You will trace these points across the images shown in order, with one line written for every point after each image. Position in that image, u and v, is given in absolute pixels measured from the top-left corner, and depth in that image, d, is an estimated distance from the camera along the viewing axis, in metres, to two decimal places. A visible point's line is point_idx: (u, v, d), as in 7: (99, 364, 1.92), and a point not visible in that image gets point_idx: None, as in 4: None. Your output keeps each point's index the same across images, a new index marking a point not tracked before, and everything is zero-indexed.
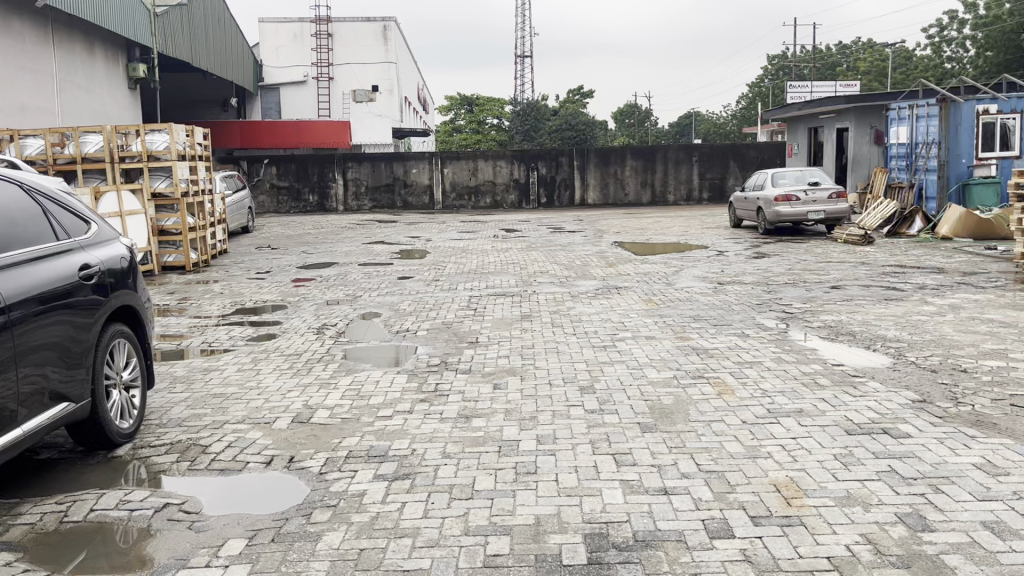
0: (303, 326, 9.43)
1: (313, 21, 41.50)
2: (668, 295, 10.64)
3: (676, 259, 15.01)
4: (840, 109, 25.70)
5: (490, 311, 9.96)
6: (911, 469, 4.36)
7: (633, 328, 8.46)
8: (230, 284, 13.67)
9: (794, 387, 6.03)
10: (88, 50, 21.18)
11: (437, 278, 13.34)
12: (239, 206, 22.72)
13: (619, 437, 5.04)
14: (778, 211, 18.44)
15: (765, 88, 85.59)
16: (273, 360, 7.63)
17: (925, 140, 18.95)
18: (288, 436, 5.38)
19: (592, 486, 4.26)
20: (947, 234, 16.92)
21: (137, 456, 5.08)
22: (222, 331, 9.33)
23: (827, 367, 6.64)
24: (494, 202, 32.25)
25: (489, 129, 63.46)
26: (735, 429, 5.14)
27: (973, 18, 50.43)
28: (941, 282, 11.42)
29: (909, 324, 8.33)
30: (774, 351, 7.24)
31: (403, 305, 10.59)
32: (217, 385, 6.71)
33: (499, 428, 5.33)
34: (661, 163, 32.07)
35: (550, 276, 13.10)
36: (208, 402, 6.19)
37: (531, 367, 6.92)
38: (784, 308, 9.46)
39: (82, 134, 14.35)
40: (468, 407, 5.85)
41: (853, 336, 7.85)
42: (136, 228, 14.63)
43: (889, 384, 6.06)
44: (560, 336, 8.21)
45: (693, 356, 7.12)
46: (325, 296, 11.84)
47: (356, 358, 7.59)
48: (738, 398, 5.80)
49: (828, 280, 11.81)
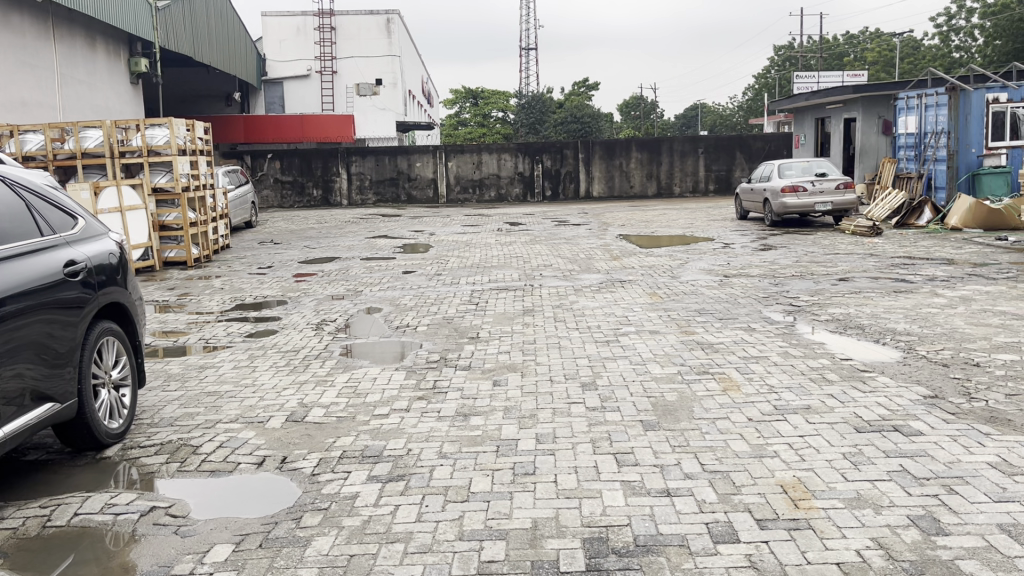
0: (303, 322, 9.29)
1: (316, 14, 41.48)
2: (672, 289, 10.47)
3: (681, 251, 14.84)
4: (847, 99, 25.41)
5: (492, 305, 9.81)
6: (925, 469, 4.19)
7: (637, 323, 8.30)
8: (231, 280, 13.56)
9: (801, 383, 5.87)
10: (89, 44, 21.05)
11: (439, 273, 13.20)
12: (242, 201, 22.59)
13: (621, 436, 4.90)
14: (786, 202, 18.23)
15: (771, 79, 85.03)
16: (269, 356, 7.50)
17: (934, 129, 18.62)
18: (282, 435, 5.25)
19: (592, 488, 4.12)
20: (957, 225, 16.77)
21: (126, 458, 4.94)
22: (220, 327, 9.20)
23: (836, 362, 6.48)
24: (499, 195, 32.11)
25: (495, 122, 65.13)
26: (741, 427, 4.99)
27: (981, 6, 49.96)
28: (952, 273, 11.23)
29: (920, 317, 8.15)
30: (781, 346, 7.06)
31: (404, 300, 10.45)
32: (212, 383, 6.58)
33: (498, 427, 5.19)
34: (666, 155, 31.81)
35: (553, 269, 12.96)
36: (202, 400, 6.07)
37: (532, 363, 6.78)
38: (791, 301, 9.29)
39: (82, 129, 14.36)
40: (466, 405, 5.70)
41: (862, 329, 7.68)
42: (136, 223, 14.50)
43: (899, 379, 5.89)
44: (563, 331, 8.05)
45: (698, 351, 6.95)
46: (326, 291, 11.72)
47: (358, 356, 7.39)
48: (744, 395, 5.65)
49: (835, 272, 11.63)
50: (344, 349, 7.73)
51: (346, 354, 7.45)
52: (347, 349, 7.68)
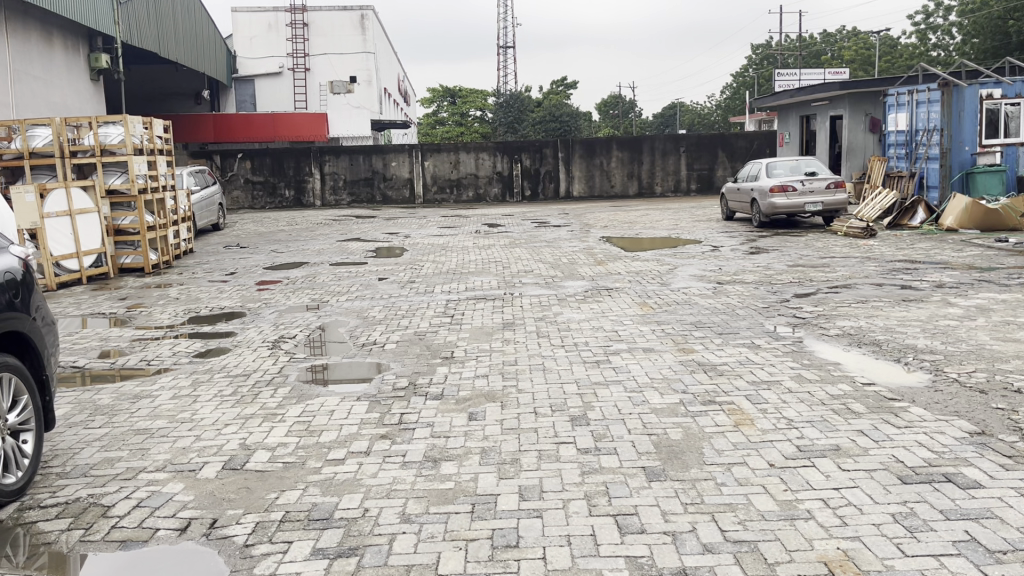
0: (258, 338, 8.40)
1: (288, 10, 40.40)
2: (663, 297, 9.72)
3: (668, 255, 14.08)
4: (833, 97, 24.77)
5: (468, 318, 8.97)
6: (997, 537, 3.42)
7: (628, 339, 7.49)
8: (189, 288, 12.64)
9: (823, 416, 5.09)
10: (45, 40, 19.99)
11: (413, 280, 12.34)
12: (209, 202, 21.57)
13: (620, 490, 4.09)
14: (774, 202, 17.53)
15: (749, 78, 84.58)
16: (215, 382, 6.62)
17: (926, 127, 18.03)
18: (215, 489, 4.38)
19: (590, 568, 3.30)
20: (952, 225, 16.10)
21: (21, 522, 4.04)
22: (167, 346, 8.30)
23: (858, 388, 5.67)
24: (477, 195, 31.23)
25: (473, 121, 64.19)
26: (763, 476, 4.19)
27: (959, 3, 49.66)
28: (961, 279, 10.50)
29: (939, 330, 7.39)
30: (793, 367, 6.29)
31: (373, 312, 9.58)
32: (144, 418, 5.69)
33: (473, 477, 4.35)
34: (647, 154, 31.09)
35: (534, 276, 12.16)
36: (127, 441, 5.19)
37: (513, 391, 5.94)
38: (795, 313, 8.52)
39: (29, 127, 13.39)
40: (437, 446, 4.85)
41: (879, 346, 6.91)
42: (87, 227, 13.57)
43: (934, 411, 5.10)
44: (547, 350, 7.23)
45: (701, 374, 6.16)
46: (290, 301, 10.85)
47: (329, 383, 6.45)
48: (760, 431, 4.86)
49: (835, 278, 10.88)
50: (315, 376, 6.69)
51: (319, 382, 6.48)
52: (320, 377, 6.64)
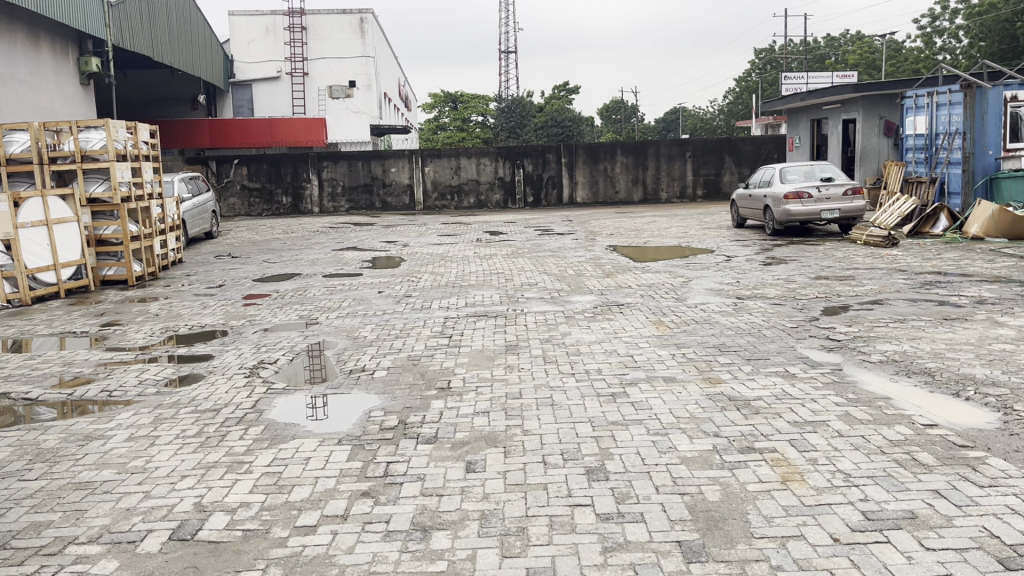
0: (236, 364, 7.60)
1: (286, 13, 39.64)
2: (680, 315, 8.93)
3: (681, 267, 13.25)
4: (847, 99, 23.97)
5: (467, 339, 8.17)
6: None
7: (646, 366, 6.69)
8: (172, 303, 11.87)
9: (886, 469, 4.29)
10: (34, 42, 19.30)
11: (410, 294, 11.56)
12: (201, 210, 20.82)
13: None
14: (789, 209, 16.70)
15: (753, 83, 83.77)
16: (180, 420, 5.82)
17: (946, 130, 17.23)
18: (154, 568, 3.60)
19: None
20: (977, 233, 15.32)
21: None
22: (134, 372, 7.52)
23: (920, 431, 4.86)
24: (478, 202, 30.40)
25: (475, 127, 61.88)
26: (827, 557, 3.39)
27: (966, 6, 48.79)
28: (1001, 294, 9.69)
29: (995, 356, 6.58)
30: (839, 403, 5.47)
31: (363, 332, 8.79)
32: (91, 466, 4.92)
33: (470, 556, 3.55)
34: (653, 159, 30.24)
35: (539, 289, 11.38)
36: (64, 500, 4.39)
37: (518, 434, 5.13)
38: (828, 334, 7.72)
39: (6, 133, 12.58)
40: (426, 510, 4.05)
41: (932, 375, 6.10)
42: (66, 238, 12.76)
43: (1019, 464, 4.30)
44: (555, 379, 6.43)
45: (734, 412, 5.35)
46: (277, 319, 10.07)
47: (320, 419, 5.68)
48: (813, 490, 4.06)
49: (864, 292, 10.08)
50: (315, 399, 6.23)
51: (310, 417, 5.74)
52: (319, 403, 6.11)
